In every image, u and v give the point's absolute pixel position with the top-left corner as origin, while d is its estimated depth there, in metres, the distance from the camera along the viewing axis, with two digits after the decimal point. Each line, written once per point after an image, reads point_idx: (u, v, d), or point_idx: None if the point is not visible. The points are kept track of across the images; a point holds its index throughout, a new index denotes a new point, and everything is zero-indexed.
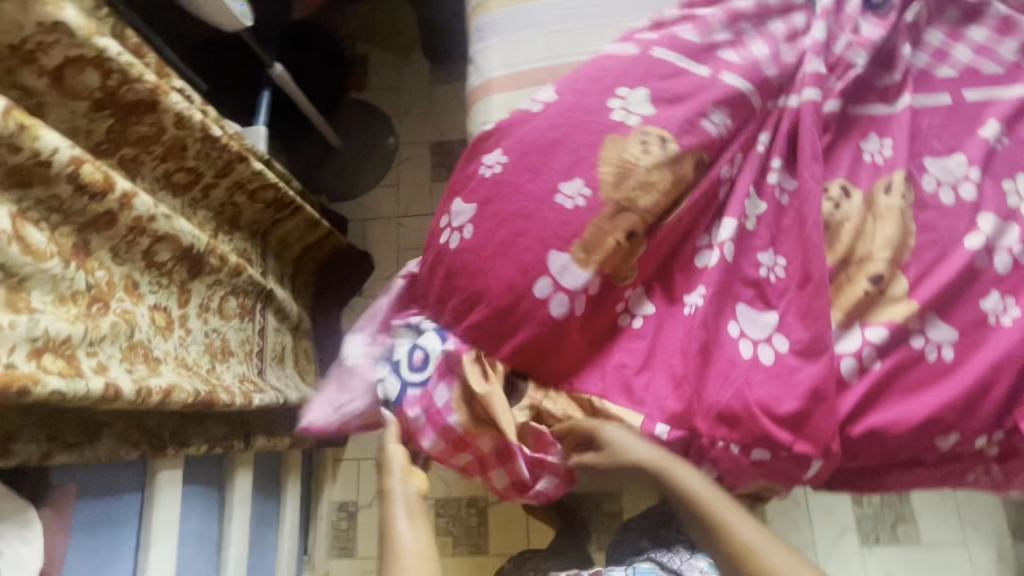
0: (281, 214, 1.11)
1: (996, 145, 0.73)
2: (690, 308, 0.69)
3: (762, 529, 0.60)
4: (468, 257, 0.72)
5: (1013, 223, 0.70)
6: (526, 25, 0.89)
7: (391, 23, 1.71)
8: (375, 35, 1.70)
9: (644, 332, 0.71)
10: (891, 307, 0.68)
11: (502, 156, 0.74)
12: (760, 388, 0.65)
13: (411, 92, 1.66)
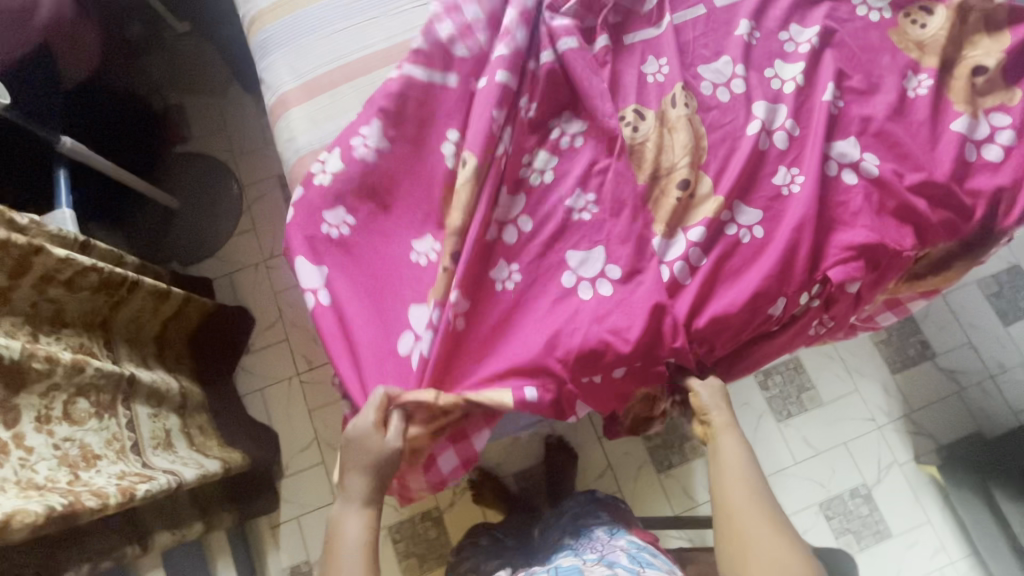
0: (116, 296, 1.00)
1: (751, 40, 0.81)
2: (506, 281, 0.73)
3: (755, 513, 0.67)
4: (334, 315, 0.71)
5: (780, 104, 0.78)
6: (303, 32, 0.86)
7: (196, 65, 1.61)
8: (184, 81, 1.60)
9: (501, 310, 0.72)
10: (703, 206, 0.74)
11: (346, 214, 0.76)
12: (609, 314, 0.69)
13: (241, 130, 1.57)
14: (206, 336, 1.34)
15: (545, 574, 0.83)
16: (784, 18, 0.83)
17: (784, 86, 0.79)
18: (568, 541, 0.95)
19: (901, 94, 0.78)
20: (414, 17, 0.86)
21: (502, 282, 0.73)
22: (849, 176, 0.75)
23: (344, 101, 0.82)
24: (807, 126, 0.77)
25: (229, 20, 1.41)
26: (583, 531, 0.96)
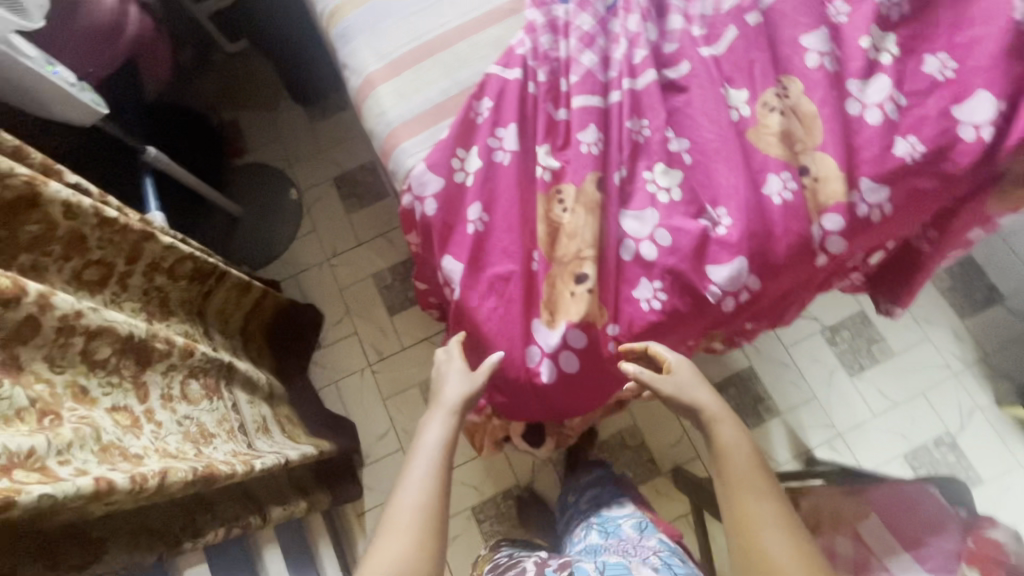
0: (207, 284, 1.06)
1: (838, 16, 0.82)
2: (647, 301, 0.71)
3: (758, 489, 0.67)
4: (472, 316, 0.74)
5: (880, 74, 0.79)
6: (383, 18, 0.92)
7: (248, 81, 1.70)
8: (238, 98, 1.69)
9: (644, 322, 0.70)
10: (795, 137, 0.76)
11: (481, 211, 0.75)
12: (713, 242, 0.72)
13: (294, 139, 1.65)
14: (281, 331, 1.39)
15: (592, 564, 0.84)
16: None
17: (881, 56, 0.80)
18: (597, 537, 0.96)
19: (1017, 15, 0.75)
20: None
21: (648, 302, 0.71)
22: (968, 132, 0.74)
23: (429, 75, 0.87)
24: (903, 100, 0.77)
25: (280, 30, 1.47)
26: (610, 527, 0.97)
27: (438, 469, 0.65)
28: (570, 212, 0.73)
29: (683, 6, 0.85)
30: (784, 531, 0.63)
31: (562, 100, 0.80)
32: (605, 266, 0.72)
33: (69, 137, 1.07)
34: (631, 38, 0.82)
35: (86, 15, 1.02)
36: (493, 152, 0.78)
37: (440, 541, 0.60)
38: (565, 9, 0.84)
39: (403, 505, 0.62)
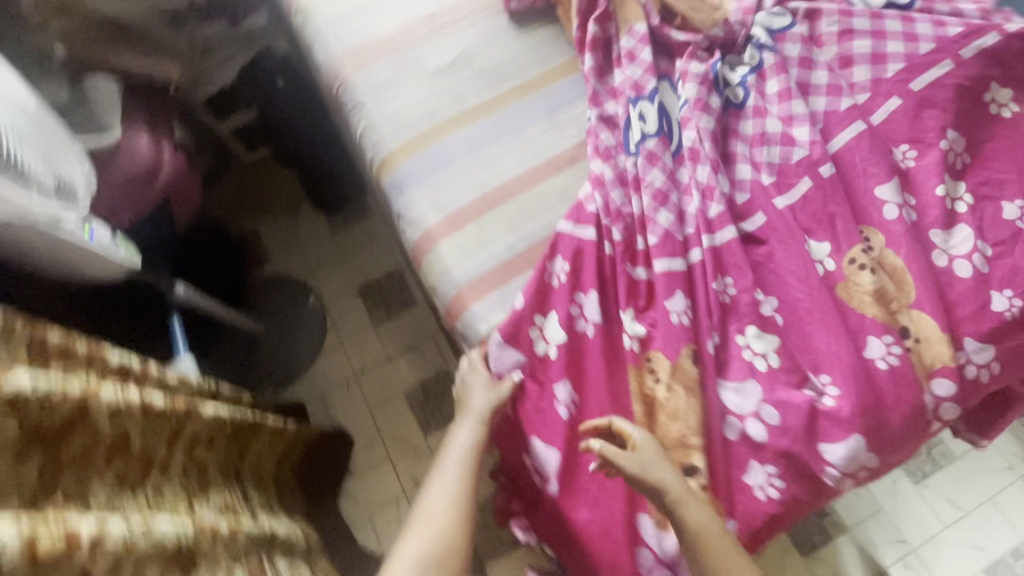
0: (244, 441, 0.99)
1: (907, 161, 0.82)
2: (761, 489, 0.66)
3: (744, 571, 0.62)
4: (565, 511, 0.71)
5: (960, 223, 0.78)
6: (439, 167, 0.89)
7: (267, 190, 1.67)
8: (256, 207, 1.65)
9: (761, 513, 0.65)
10: (890, 294, 0.73)
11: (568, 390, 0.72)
12: (822, 417, 0.68)
13: (316, 247, 1.61)
14: (314, 467, 1.30)
15: None
16: (917, 93, 0.84)
17: (955, 205, 0.79)
18: None
19: None
20: (543, 142, 0.90)
21: (761, 490, 0.66)
22: None
23: (493, 229, 0.84)
24: (989, 251, 0.76)
25: (304, 145, 1.45)
26: None
27: (466, 473, 0.71)
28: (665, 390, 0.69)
29: (749, 154, 0.84)
30: None
31: (641, 259, 0.78)
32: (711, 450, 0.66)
33: (75, 295, 0.98)
34: (703, 191, 0.80)
35: (122, 165, 1.00)
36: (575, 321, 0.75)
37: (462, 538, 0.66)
38: (633, 162, 0.83)
39: (434, 501, 0.68)
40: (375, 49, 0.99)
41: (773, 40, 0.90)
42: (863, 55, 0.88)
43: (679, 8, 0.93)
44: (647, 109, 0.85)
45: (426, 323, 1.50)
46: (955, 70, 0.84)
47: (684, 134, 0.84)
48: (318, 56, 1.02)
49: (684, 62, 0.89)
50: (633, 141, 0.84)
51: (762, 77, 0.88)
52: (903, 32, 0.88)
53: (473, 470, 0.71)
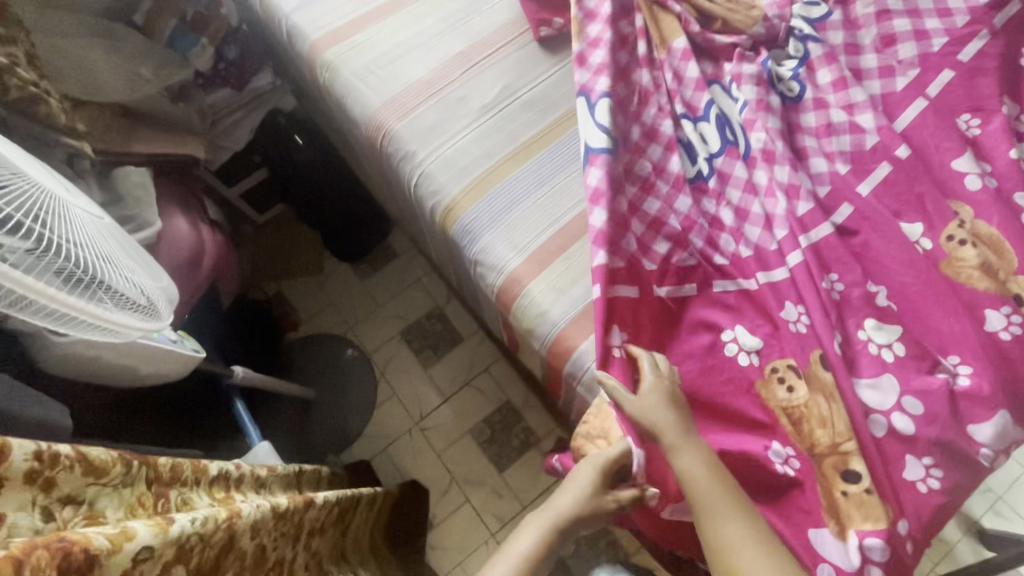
0: (347, 518, 0.94)
1: (973, 130, 0.83)
2: (924, 482, 0.65)
3: (728, 506, 0.62)
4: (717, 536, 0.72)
5: None
6: (509, 206, 0.87)
7: (286, 248, 1.62)
8: (278, 267, 1.60)
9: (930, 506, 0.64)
10: (995, 263, 0.74)
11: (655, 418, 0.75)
12: (964, 399, 0.67)
13: (348, 298, 1.57)
14: (397, 524, 1.24)
15: None
16: (967, 63, 0.86)
17: None
18: None
19: None
20: None
21: (923, 483, 0.65)
22: None
23: (581, 263, 0.82)
24: None
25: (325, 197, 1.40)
26: None
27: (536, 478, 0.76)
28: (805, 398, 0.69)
29: (818, 146, 0.84)
30: (765, 551, 0.59)
31: (706, 278, 0.80)
32: (869, 452, 0.65)
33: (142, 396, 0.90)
34: (788, 190, 0.80)
35: (165, 254, 0.95)
36: (681, 349, 0.77)
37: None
38: (706, 183, 0.84)
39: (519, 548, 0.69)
40: (414, 95, 0.96)
41: (814, 31, 0.91)
42: (906, 33, 0.89)
43: (716, 12, 0.92)
44: (705, 131, 0.86)
45: (479, 357, 1.48)
46: (993, 39, 0.87)
47: (752, 137, 0.83)
48: (353, 111, 0.98)
49: (733, 65, 0.89)
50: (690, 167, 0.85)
51: (812, 68, 0.89)
52: (936, 10, 0.90)
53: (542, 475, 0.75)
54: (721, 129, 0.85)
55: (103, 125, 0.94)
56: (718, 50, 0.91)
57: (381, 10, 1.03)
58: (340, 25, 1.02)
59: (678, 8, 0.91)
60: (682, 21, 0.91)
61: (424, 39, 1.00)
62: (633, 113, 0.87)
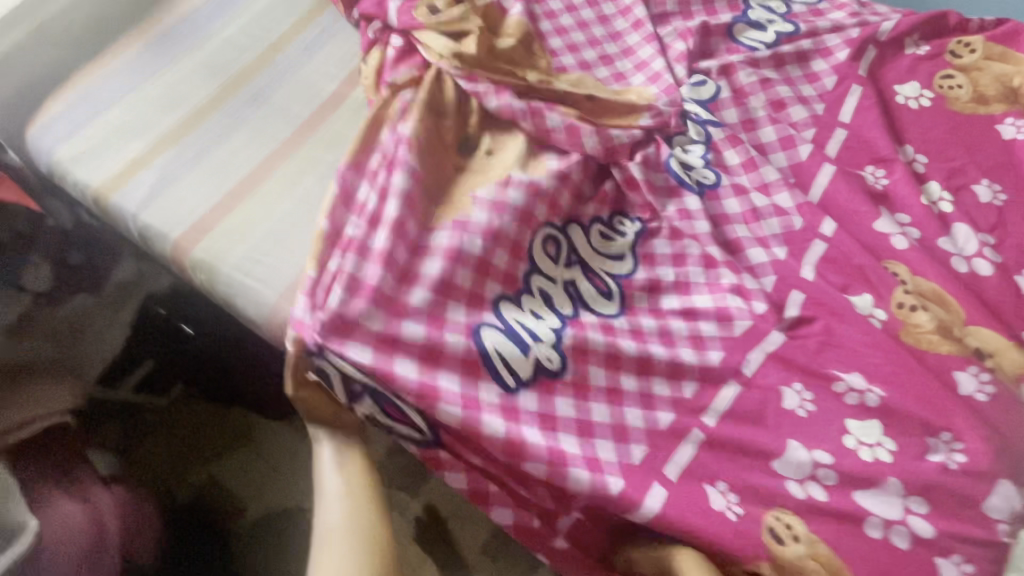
0: None
1: (880, 182, 0.84)
2: None
3: None
4: None
5: (956, 223, 0.81)
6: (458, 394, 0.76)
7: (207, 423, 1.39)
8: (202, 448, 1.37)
9: None
10: (947, 321, 0.74)
11: None
12: (970, 479, 0.66)
13: (293, 457, 1.34)
14: None
15: None
16: (850, 121, 0.89)
17: (940, 207, 0.83)
18: None
19: (1007, 143, 0.86)
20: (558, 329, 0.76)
21: None
22: None
23: None
24: (990, 239, 0.80)
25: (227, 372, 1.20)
26: None
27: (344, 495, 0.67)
28: (827, 531, 0.65)
29: (748, 234, 0.82)
30: None
31: (660, 460, 0.70)
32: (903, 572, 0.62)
33: None
34: (729, 292, 0.78)
35: (56, 560, 0.75)
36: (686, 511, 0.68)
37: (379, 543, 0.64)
38: (649, 308, 0.79)
39: (328, 543, 0.63)
40: (306, 276, 0.80)
41: (707, 114, 0.90)
42: (791, 98, 0.91)
43: (597, 113, 0.91)
44: (496, 339, 0.73)
45: (447, 499, 1.25)
46: (865, 91, 0.91)
47: (629, 295, 0.80)
48: (245, 309, 0.83)
49: (638, 169, 0.85)
50: (511, 377, 0.72)
51: (717, 154, 0.88)
52: (804, 76, 0.94)
53: (354, 482, 0.68)
54: (594, 284, 0.80)
55: None
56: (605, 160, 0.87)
57: (247, 182, 0.90)
58: (204, 211, 0.87)
59: (556, 119, 0.87)
60: (568, 130, 0.86)
61: (306, 206, 0.88)
62: (436, 356, 0.71)
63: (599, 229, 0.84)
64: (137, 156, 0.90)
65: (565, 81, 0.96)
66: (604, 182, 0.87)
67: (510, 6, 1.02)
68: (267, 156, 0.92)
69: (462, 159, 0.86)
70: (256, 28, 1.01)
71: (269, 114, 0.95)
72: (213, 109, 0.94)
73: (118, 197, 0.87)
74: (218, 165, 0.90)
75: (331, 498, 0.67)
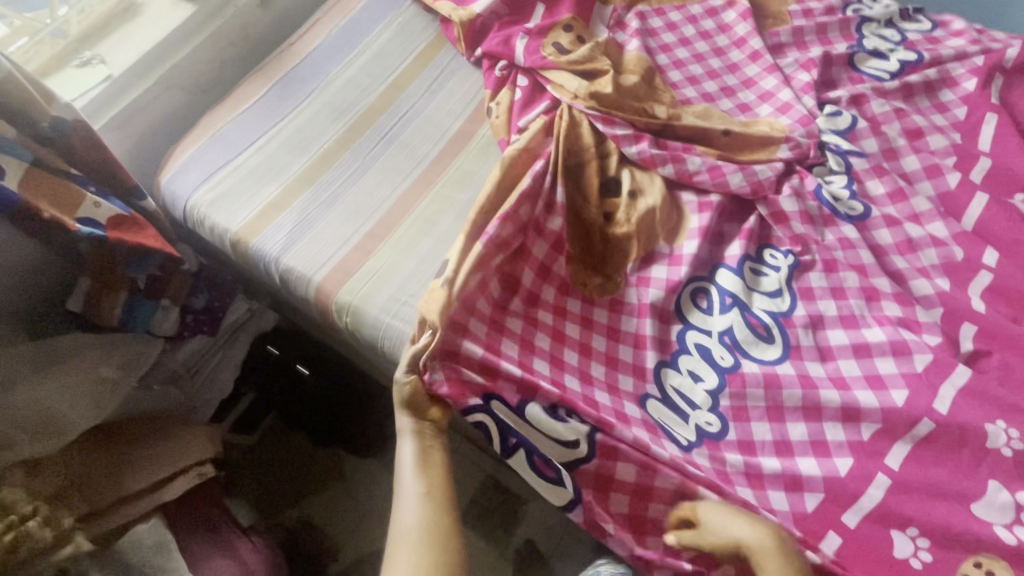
0: None
1: None
2: None
3: None
4: None
5: None
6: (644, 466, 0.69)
7: (278, 452, 1.25)
8: (274, 477, 1.23)
9: None
10: None
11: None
12: None
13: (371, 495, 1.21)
14: None
15: None
16: (991, 149, 0.88)
17: None
18: None
19: None
20: (724, 379, 0.75)
21: None
22: None
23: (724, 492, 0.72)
24: None
25: (322, 418, 1.20)
26: None
27: (419, 491, 0.68)
28: None
29: (908, 266, 0.81)
30: None
31: (840, 508, 0.68)
32: None
33: None
34: (899, 329, 0.76)
35: None
36: (887, 559, 0.65)
37: (449, 553, 0.65)
38: (815, 347, 0.77)
39: (402, 542, 0.65)
40: (477, 323, 0.74)
41: (847, 145, 0.89)
42: (928, 127, 0.91)
43: (736, 147, 0.91)
44: (662, 410, 0.75)
45: (547, 536, 1.21)
46: (1002, 118, 0.90)
47: (793, 333, 0.78)
48: (393, 351, 0.82)
49: (790, 203, 0.84)
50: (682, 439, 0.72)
51: (861, 184, 0.87)
52: (934, 106, 0.94)
53: (429, 475, 0.70)
54: (751, 327, 0.78)
55: (76, 479, 0.81)
56: (751, 197, 0.85)
57: (384, 222, 0.89)
58: (345, 253, 0.86)
59: (698, 158, 0.86)
60: (710, 171, 0.86)
61: (447, 245, 0.87)
62: None
63: (745, 265, 0.83)
64: (273, 200, 0.89)
65: (692, 112, 0.95)
66: (749, 216, 0.86)
67: (625, 42, 1.03)
68: (401, 195, 0.91)
69: (606, 200, 0.86)
70: (376, 68, 1.02)
71: (398, 153, 0.94)
72: (342, 150, 0.94)
73: (259, 240, 0.86)
74: (354, 206, 0.89)
75: (409, 499, 0.68)
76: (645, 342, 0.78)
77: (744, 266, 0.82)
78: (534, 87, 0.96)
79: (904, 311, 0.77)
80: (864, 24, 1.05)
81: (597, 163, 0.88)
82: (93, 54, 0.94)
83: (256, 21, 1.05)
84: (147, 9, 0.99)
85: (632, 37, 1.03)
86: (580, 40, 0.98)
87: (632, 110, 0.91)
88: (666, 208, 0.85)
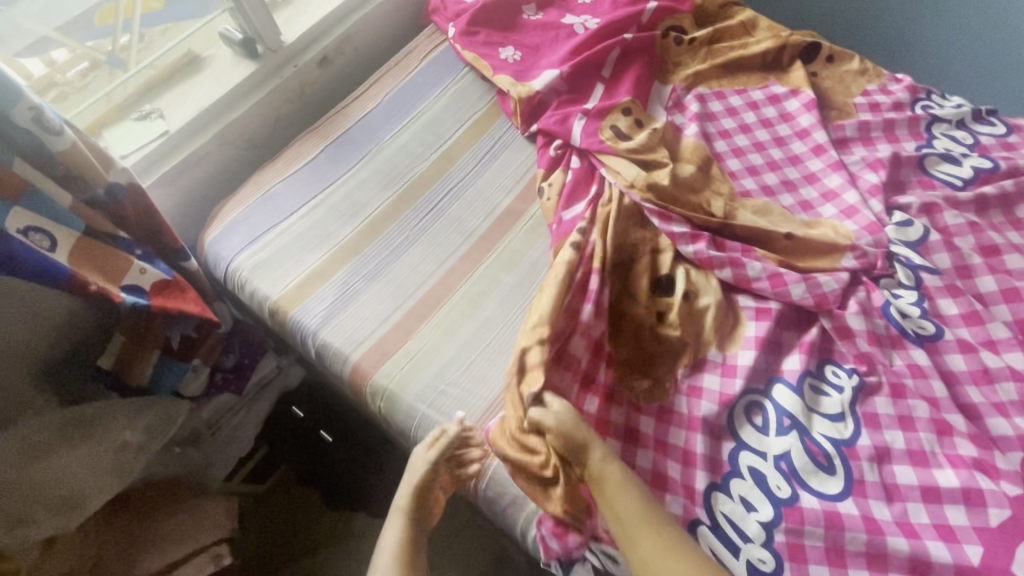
0: None
1: None
2: None
3: (647, 518, 0.63)
4: None
5: None
6: None
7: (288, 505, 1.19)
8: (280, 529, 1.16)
9: None
10: None
11: None
12: None
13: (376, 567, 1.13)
14: None
15: None
16: None
17: None
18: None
19: None
20: (782, 512, 0.70)
21: None
22: None
23: None
24: None
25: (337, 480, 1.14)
26: None
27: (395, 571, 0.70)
28: None
29: (982, 399, 0.75)
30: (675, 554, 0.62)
31: None
32: None
33: None
34: (975, 473, 0.70)
35: None
36: None
37: None
38: (881, 483, 0.71)
39: None
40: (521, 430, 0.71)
41: (918, 258, 0.84)
42: (1005, 244, 0.86)
43: (796, 251, 0.87)
44: (713, 541, 0.69)
45: None
46: None
47: (857, 466, 0.72)
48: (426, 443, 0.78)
49: (857, 319, 0.79)
50: None
51: (933, 302, 0.82)
52: (1010, 221, 0.89)
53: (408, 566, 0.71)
54: (811, 454, 0.73)
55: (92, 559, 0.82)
56: (814, 309, 0.81)
57: (426, 301, 0.86)
58: (384, 332, 0.83)
59: (760, 263, 0.82)
60: (771, 278, 0.82)
61: (491, 332, 0.83)
62: None
63: (806, 382, 0.78)
64: (317, 268, 0.87)
65: (751, 208, 0.91)
66: (809, 328, 0.82)
67: (683, 126, 1.00)
68: (446, 273, 0.88)
69: (659, 300, 0.83)
70: (430, 135, 1.01)
71: (446, 228, 0.92)
72: (389, 221, 0.92)
73: (298, 311, 0.84)
74: (397, 280, 0.87)
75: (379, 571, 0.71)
76: (696, 462, 0.73)
77: (805, 383, 0.78)
78: (587, 170, 0.93)
79: (979, 452, 0.71)
80: (934, 123, 1.02)
81: (652, 259, 0.85)
82: (153, 107, 0.94)
83: (314, 79, 1.05)
84: (210, 63, 1.00)
85: (690, 121, 1.00)
86: (638, 125, 0.96)
87: (688, 205, 0.88)
88: (720, 312, 0.82)
